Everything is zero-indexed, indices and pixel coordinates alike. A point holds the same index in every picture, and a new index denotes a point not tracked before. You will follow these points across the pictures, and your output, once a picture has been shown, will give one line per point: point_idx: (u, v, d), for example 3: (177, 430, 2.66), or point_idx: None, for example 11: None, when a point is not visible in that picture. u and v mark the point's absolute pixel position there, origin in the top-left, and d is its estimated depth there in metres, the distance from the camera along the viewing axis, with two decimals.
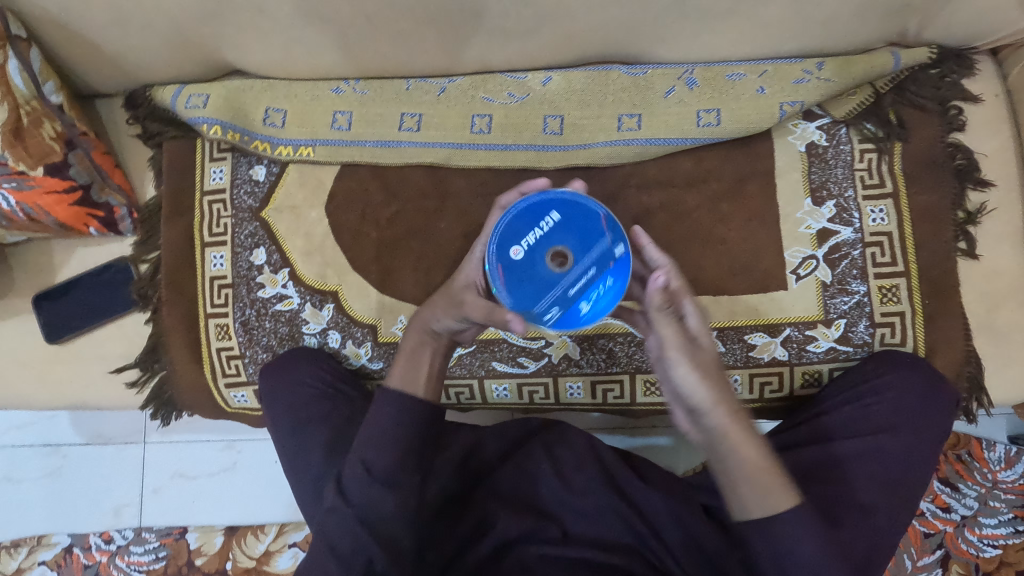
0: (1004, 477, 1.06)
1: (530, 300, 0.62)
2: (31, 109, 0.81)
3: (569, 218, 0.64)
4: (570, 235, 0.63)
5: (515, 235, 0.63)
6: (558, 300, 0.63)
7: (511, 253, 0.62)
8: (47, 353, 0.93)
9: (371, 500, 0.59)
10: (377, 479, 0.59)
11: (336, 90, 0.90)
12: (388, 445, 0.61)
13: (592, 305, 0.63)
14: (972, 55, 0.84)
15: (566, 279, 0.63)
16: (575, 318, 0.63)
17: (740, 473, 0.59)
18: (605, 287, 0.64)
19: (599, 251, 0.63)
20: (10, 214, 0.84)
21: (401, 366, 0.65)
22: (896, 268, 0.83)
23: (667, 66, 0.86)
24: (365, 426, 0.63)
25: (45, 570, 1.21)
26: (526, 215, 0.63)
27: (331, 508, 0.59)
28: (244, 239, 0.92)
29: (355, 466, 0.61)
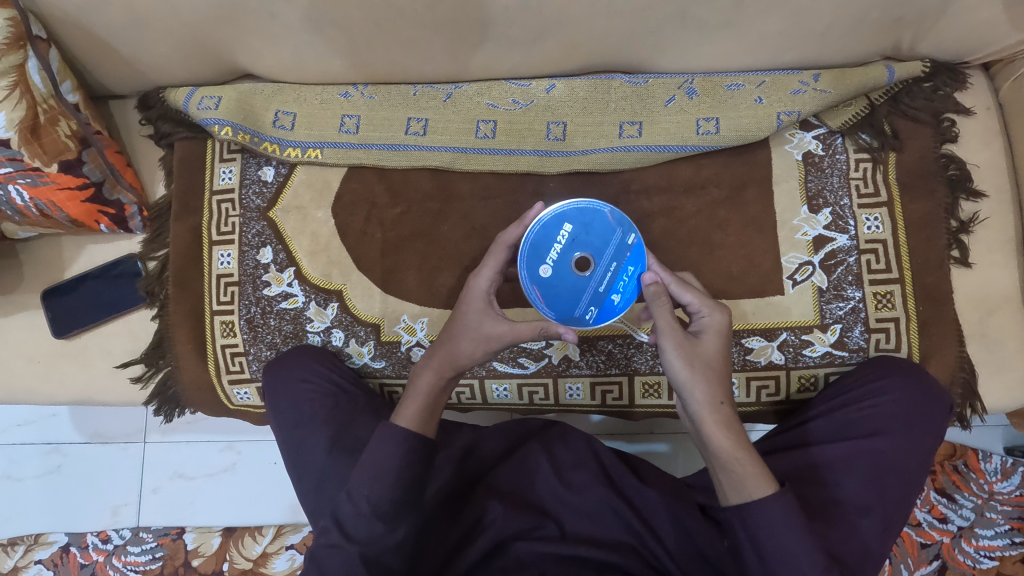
0: (1001, 488, 1.07)
1: (568, 309, 0.71)
2: (48, 107, 0.83)
3: (580, 225, 0.70)
4: (587, 239, 0.70)
5: (539, 255, 0.70)
6: (593, 299, 0.71)
7: (540, 273, 0.70)
8: (53, 349, 0.95)
9: (371, 536, 0.62)
10: (377, 517, 0.63)
11: (345, 95, 0.93)
12: (384, 482, 0.63)
13: (622, 294, 0.71)
14: (964, 69, 0.86)
15: (594, 279, 0.70)
16: (613, 310, 0.71)
17: (715, 458, 0.64)
18: (629, 275, 0.71)
19: (615, 245, 0.71)
20: (23, 209, 0.86)
21: (412, 403, 0.68)
22: (891, 275, 0.84)
23: (667, 76, 0.89)
24: (365, 462, 0.64)
25: (41, 569, 1.21)
26: (542, 234, 0.70)
27: (331, 543, 0.62)
28: (252, 238, 0.94)
29: (355, 503, 0.63)
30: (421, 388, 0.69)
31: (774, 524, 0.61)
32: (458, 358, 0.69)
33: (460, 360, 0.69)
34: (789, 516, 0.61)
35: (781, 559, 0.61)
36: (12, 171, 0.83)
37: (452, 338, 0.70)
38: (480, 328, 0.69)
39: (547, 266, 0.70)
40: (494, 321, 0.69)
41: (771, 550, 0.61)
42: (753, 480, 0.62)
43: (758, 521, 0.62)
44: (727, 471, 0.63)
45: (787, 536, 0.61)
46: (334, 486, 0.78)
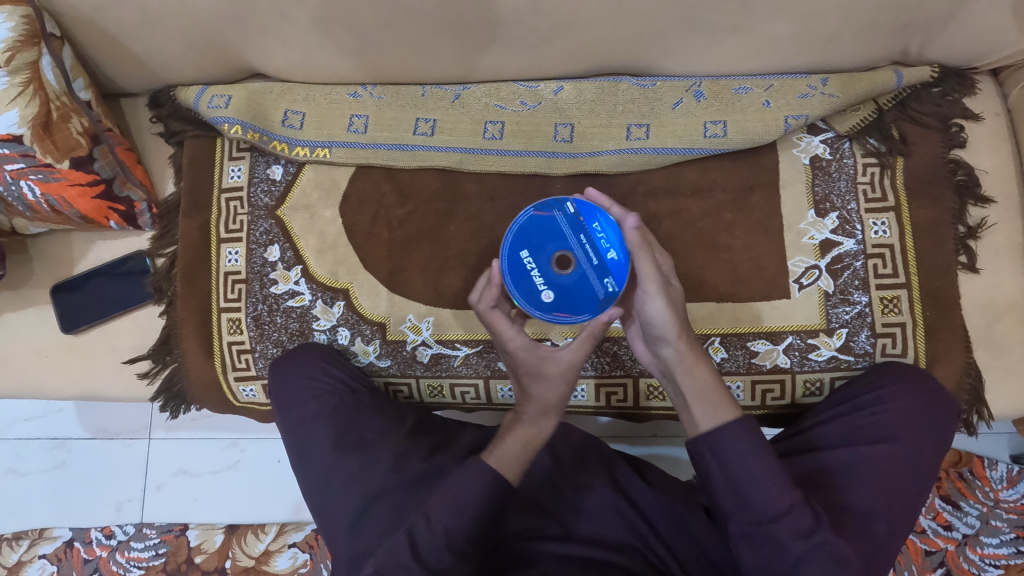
0: (1006, 496, 1.06)
1: (591, 299, 0.72)
2: (61, 104, 0.84)
3: (528, 236, 0.73)
4: (547, 240, 0.73)
5: (530, 287, 0.72)
6: (597, 273, 0.71)
7: (545, 300, 0.72)
8: (61, 344, 0.96)
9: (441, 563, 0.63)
10: (450, 548, 0.63)
11: (354, 95, 0.93)
12: (463, 516, 0.64)
13: (614, 245, 0.71)
14: (973, 74, 0.86)
15: (583, 258, 0.72)
16: (621, 265, 0.71)
17: (689, 390, 0.65)
18: (600, 229, 0.72)
19: (566, 220, 0.73)
20: (35, 205, 0.86)
21: (507, 448, 0.69)
22: (898, 280, 0.84)
23: (675, 79, 0.89)
24: (450, 490, 0.65)
25: (45, 563, 1.22)
26: (516, 274, 0.73)
27: (401, 563, 0.62)
28: (260, 236, 0.94)
29: (432, 529, 0.64)
30: (518, 437, 0.70)
31: (742, 449, 0.62)
32: (551, 404, 0.70)
33: (551, 405, 0.70)
34: (753, 438, 0.63)
35: (752, 483, 0.61)
36: (25, 167, 0.83)
37: (528, 393, 0.71)
38: (550, 370, 0.69)
39: (545, 290, 0.72)
40: (549, 353, 0.70)
41: (740, 473, 0.62)
42: (722, 406, 0.64)
43: (725, 446, 0.63)
44: (701, 401, 0.65)
45: (754, 460, 0.62)
46: (338, 484, 0.79)
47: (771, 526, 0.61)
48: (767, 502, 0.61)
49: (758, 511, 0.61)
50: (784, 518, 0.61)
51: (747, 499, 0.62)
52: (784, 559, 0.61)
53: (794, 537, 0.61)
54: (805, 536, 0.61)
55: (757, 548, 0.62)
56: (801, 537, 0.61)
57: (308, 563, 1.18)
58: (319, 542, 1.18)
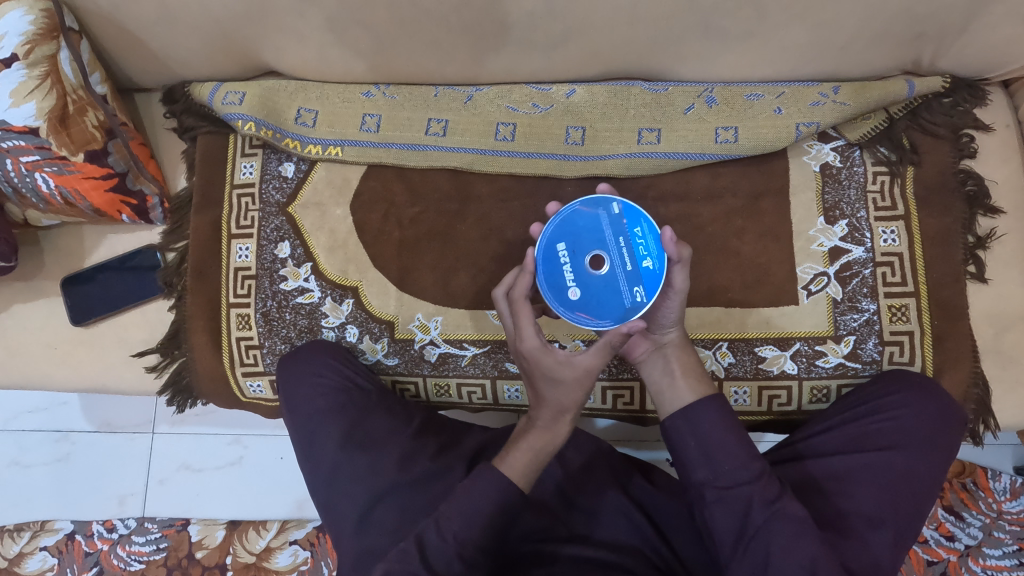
0: (1009, 508, 1.06)
1: (618, 305, 0.69)
2: (78, 97, 0.84)
3: (570, 229, 0.70)
4: (586, 237, 0.70)
5: (560, 283, 0.70)
6: (629, 280, 0.69)
7: (570, 298, 0.70)
8: (70, 336, 0.96)
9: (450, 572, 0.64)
10: (460, 558, 0.65)
11: (367, 94, 0.94)
12: (473, 523, 0.66)
13: (653, 253, 0.69)
14: (984, 85, 0.86)
15: (620, 261, 0.69)
16: (655, 275, 0.68)
17: (677, 366, 0.73)
18: (641, 236, 0.69)
19: (611, 220, 0.70)
20: (49, 196, 0.86)
21: (521, 455, 0.70)
22: (906, 288, 0.84)
23: (688, 84, 0.90)
24: (461, 499, 0.67)
25: (46, 555, 1.22)
26: (549, 267, 0.70)
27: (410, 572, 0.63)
28: (270, 232, 0.95)
29: (444, 538, 0.65)
30: (530, 442, 0.71)
31: (716, 422, 0.68)
32: (567, 408, 0.71)
33: (566, 407, 0.71)
34: (724, 415, 0.68)
35: (721, 452, 0.66)
36: (40, 159, 0.84)
37: (544, 398, 0.71)
38: (569, 377, 0.69)
39: (574, 287, 0.69)
40: (567, 360, 0.69)
41: (712, 444, 0.67)
42: (704, 383, 0.72)
43: (699, 420, 0.68)
44: (687, 377, 0.72)
45: (725, 433, 0.67)
46: (345, 482, 0.79)
47: (739, 492, 0.65)
48: (734, 469, 0.66)
49: (725, 476, 0.66)
50: (750, 485, 0.65)
51: (719, 468, 0.66)
52: (749, 524, 0.64)
53: (760, 504, 0.64)
54: (768, 503, 0.64)
55: (728, 516, 0.65)
56: (765, 505, 0.64)
57: (309, 561, 1.17)
58: (320, 540, 1.19)
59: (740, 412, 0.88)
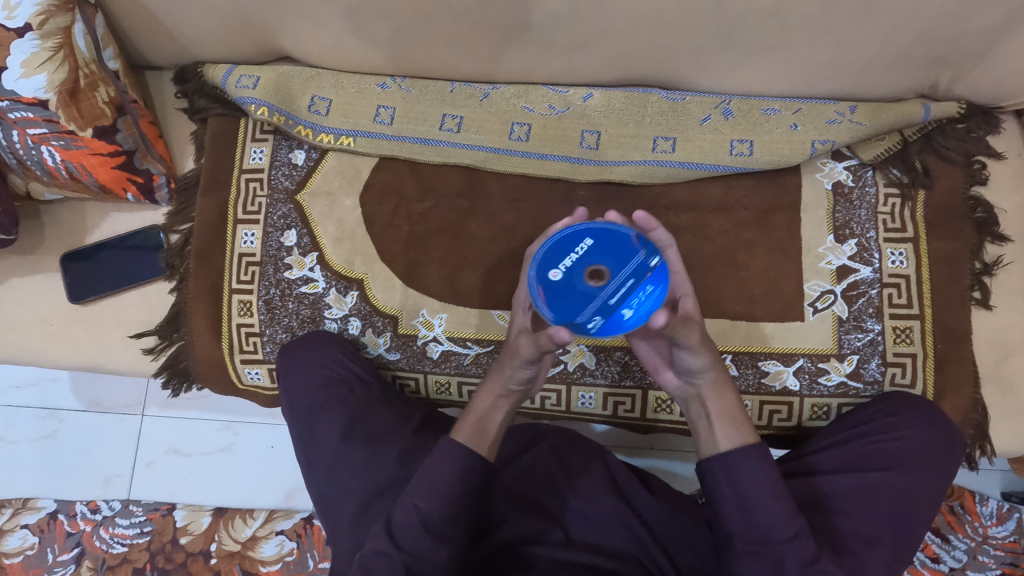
0: (995, 532, 1.07)
1: (569, 314, 0.63)
2: (90, 72, 0.82)
3: (604, 238, 0.64)
4: (607, 254, 0.64)
5: (557, 257, 0.64)
6: (600, 309, 0.63)
7: (550, 276, 0.64)
8: (66, 312, 0.94)
9: (421, 550, 0.64)
10: (427, 531, 0.64)
11: (382, 86, 0.93)
12: (438, 496, 0.65)
13: (638, 315, 0.64)
14: (999, 113, 0.87)
15: (611, 292, 0.63)
16: (619, 324, 0.63)
17: (715, 411, 0.69)
18: (644, 293, 0.64)
19: (638, 261, 0.64)
20: (53, 170, 0.86)
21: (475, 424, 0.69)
22: (911, 310, 0.85)
23: (705, 95, 0.90)
24: (421, 473, 0.66)
25: (27, 533, 1.20)
26: (561, 241, 0.65)
27: (379, 550, 0.64)
28: (277, 220, 0.94)
29: (406, 512, 0.65)
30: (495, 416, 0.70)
31: (756, 473, 0.66)
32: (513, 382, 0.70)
33: (508, 380, 0.70)
34: (765, 465, 0.66)
35: (759, 504, 0.65)
36: (47, 132, 0.82)
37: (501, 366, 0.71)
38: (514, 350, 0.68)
39: (559, 271, 0.64)
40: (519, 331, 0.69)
41: (749, 496, 0.65)
42: (744, 429, 0.68)
43: (738, 470, 0.66)
44: (725, 423, 0.68)
45: (764, 485, 0.65)
46: (343, 475, 0.79)
47: (774, 549, 0.65)
48: (773, 526, 0.65)
49: (762, 532, 0.65)
50: (787, 544, 0.64)
51: (754, 521, 0.65)
52: None
53: (796, 562, 0.64)
54: (805, 563, 0.64)
55: (760, 568, 0.65)
56: (801, 563, 0.64)
57: (294, 552, 1.17)
58: (308, 531, 1.18)
59: None
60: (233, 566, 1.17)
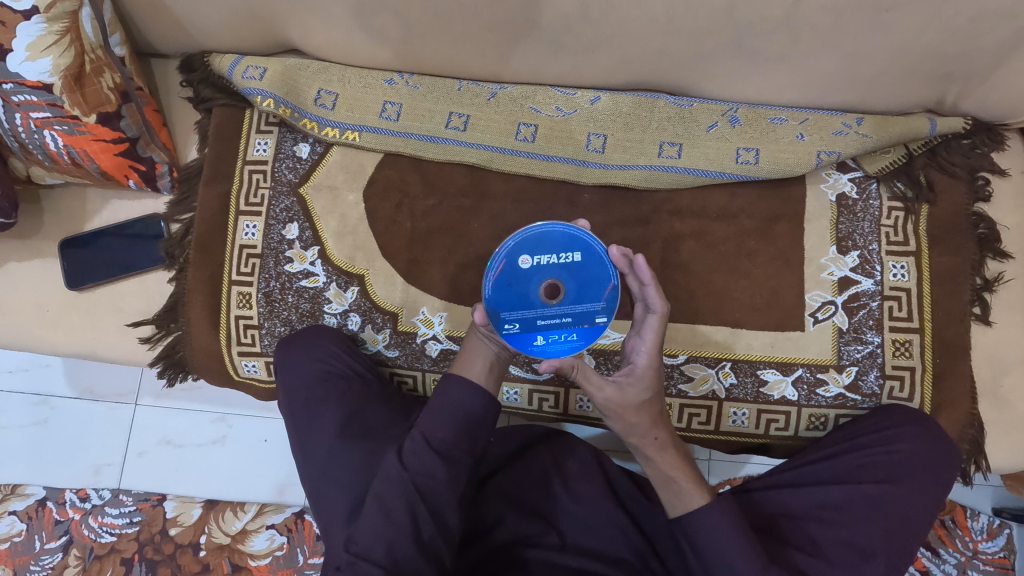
0: (985, 548, 1.08)
1: (504, 301, 0.66)
2: (95, 57, 0.81)
3: (588, 265, 0.67)
4: (571, 285, 0.67)
5: (542, 249, 0.66)
6: (525, 320, 0.67)
7: (523, 261, 0.66)
8: (63, 299, 0.94)
9: (426, 468, 0.66)
10: (436, 453, 0.67)
11: (389, 82, 0.93)
12: (446, 423, 0.68)
13: (543, 349, 0.67)
14: (1004, 130, 0.87)
15: (545, 315, 0.66)
16: (525, 343, 0.67)
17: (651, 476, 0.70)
18: (566, 338, 0.67)
19: (589, 307, 0.67)
20: (55, 155, 0.85)
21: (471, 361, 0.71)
22: (911, 324, 0.85)
23: (713, 102, 0.90)
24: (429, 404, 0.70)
25: (14, 520, 1.19)
26: (557, 237, 0.66)
27: (389, 474, 0.66)
28: (280, 212, 0.94)
29: (415, 438, 0.68)
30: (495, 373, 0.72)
31: (717, 530, 0.67)
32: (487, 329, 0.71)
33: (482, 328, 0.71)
34: (722, 520, 0.67)
35: (721, 562, 0.67)
36: (51, 117, 0.82)
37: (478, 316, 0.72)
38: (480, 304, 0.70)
39: (529, 263, 0.66)
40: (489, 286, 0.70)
41: (710, 554, 0.68)
42: (688, 494, 0.69)
43: (693, 531, 0.68)
44: (664, 488, 0.70)
45: (719, 541, 0.67)
46: (340, 468, 0.78)
47: None
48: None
49: None
50: None
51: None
52: None
53: None
54: None
55: None
56: None
57: (284, 547, 1.16)
58: (298, 526, 1.17)
59: (737, 433, 0.88)
60: (222, 560, 1.16)
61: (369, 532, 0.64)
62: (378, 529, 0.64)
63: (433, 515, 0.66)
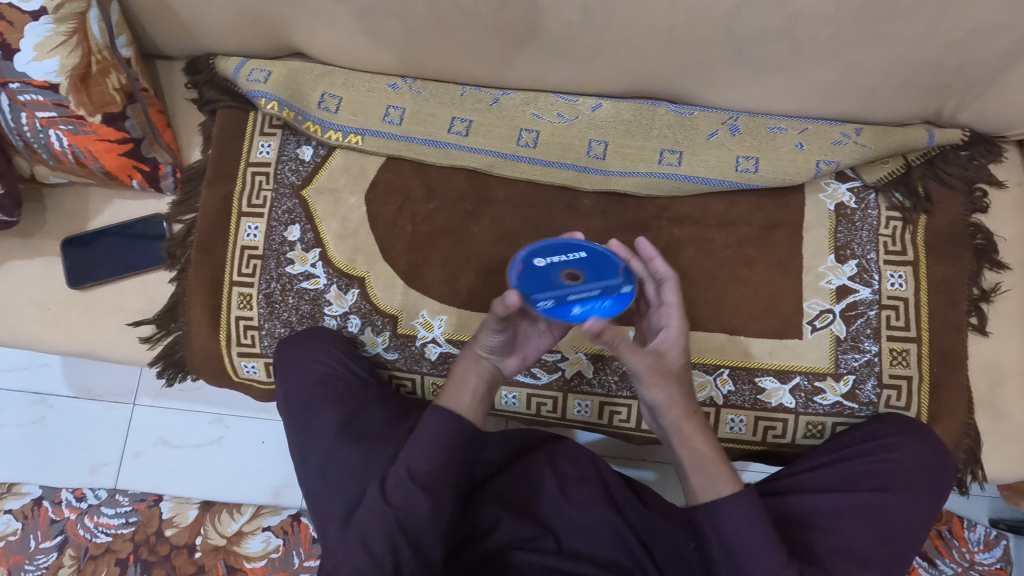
0: (981, 559, 1.08)
1: (532, 290, 0.66)
2: (102, 58, 0.82)
3: (597, 255, 0.70)
4: (588, 268, 0.68)
5: (550, 251, 0.69)
6: (558, 297, 0.66)
7: (535, 261, 0.68)
8: (63, 297, 0.94)
9: (409, 503, 0.66)
10: (418, 487, 0.67)
11: (392, 86, 0.94)
12: (429, 457, 0.68)
13: (583, 318, 0.67)
14: (1001, 143, 0.88)
15: (576, 289, 0.66)
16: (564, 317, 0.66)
17: (688, 462, 0.68)
18: (602, 306, 0.67)
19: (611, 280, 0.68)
20: (60, 154, 0.86)
21: (459, 390, 0.71)
22: (908, 333, 0.85)
23: (713, 110, 0.90)
24: (413, 436, 0.69)
25: (9, 519, 1.19)
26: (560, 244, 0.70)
27: (372, 506, 0.67)
28: (282, 214, 0.94)
29: (399, 472, 0.68)
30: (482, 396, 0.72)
31: (739, 519, 0.65)
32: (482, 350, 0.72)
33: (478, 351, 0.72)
34: (752, 511, 0.65)
35: (747, 552, 0.64)
36: (56, 116, 0.83)
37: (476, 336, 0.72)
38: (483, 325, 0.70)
39: (543, 260, 0.68)
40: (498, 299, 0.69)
41: (737, 545, 0.65)
42: (721, 479, 0.66)
43: (722, 519, 0.65)
44: (701, 474, 0.67)
45: (750, 529, 0.64)
46: (336, 473, 0.79)
47: None
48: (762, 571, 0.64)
49: None
50: None
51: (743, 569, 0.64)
52: None
53: None
54: None
55: None
56: None
57: (280, 549, 1.16)
58: (294, 528, 1.17)
59: (734, 440, 0.88)
60: (217, 561, 1.16)
61: (349, 564, 0.64)
62: (358, 562, 0.64)
63: (414, 549, 0.65)
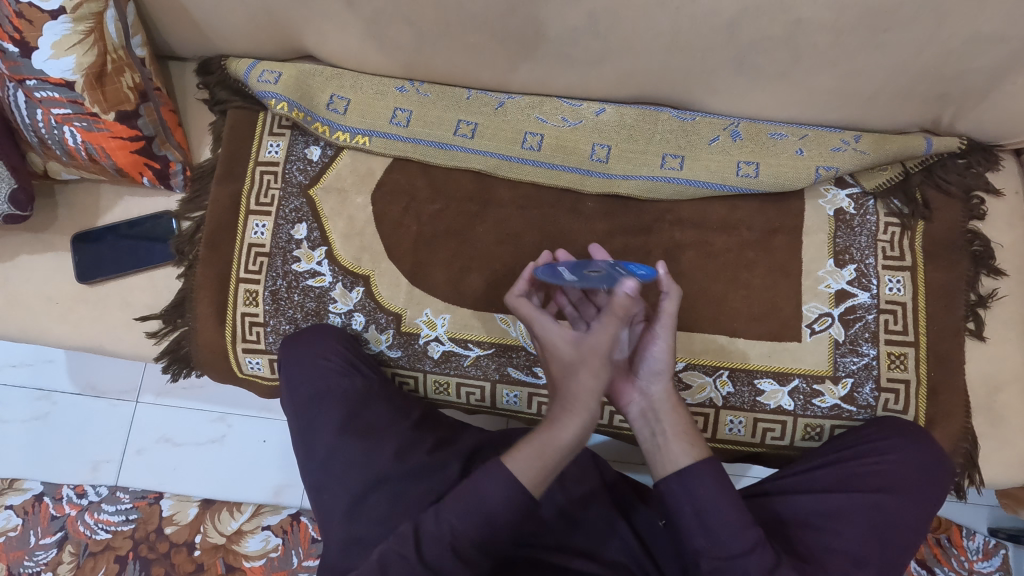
0: (980, 567, 1.08)
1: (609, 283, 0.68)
2: (117, 57, 0.83)
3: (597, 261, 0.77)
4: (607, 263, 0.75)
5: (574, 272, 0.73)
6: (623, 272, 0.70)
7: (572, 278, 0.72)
8: (72, 292, 0.95)
9: (440, 564, 0.64)
10: (452, 548, 0.64)
11: (400, 89, 0.95)
12: (471, 519, 0.64)
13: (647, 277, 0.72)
14: (998, 151, 0.90)
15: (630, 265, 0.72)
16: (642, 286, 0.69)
17: (670, 428, 0.69)
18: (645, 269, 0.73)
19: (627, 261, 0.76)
20: (73, 151, 0.87)
21: (529, 449, 0.65)
22: (906, 337, 0.86)
23: (714, 116, 0.92)
24: (462, 489, 0.66)
25: (11, 514, 1.20)
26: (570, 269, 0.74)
27: (400, 552, 0.64)
28: (289, 212, 0.96)
29: (439, 525, 0.64)
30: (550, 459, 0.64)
31: (710, 489, 0.66)
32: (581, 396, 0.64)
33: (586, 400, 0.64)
34: (721, 480, 0.67)
35: (718, 517, 0.66)
36: (71, 114, 0.84)
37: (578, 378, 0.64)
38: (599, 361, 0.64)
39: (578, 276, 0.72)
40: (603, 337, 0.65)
41: (709, 512, 0.66)
42: (698, 445, 0.69)
43: (696, 487, 0.67)
44: (681, 440, 0.69)
45: (722, 500, 0.66)
46: (338, 467, 0.80)
47: (737, 563, 0.65)
48: (733, 540, 0.65)
49: (722, 546, 0.66)
50: (745, 556, 0.65)
51: (718, 538, 0.66)
52: None
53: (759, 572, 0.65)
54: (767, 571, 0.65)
55: None
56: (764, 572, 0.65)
57: (279, 548, 1.16)
58: (294, 528, 1.17)
59: (733, 441, 0.89)
60: (216, 560, 1.16)
61: None
62: None
63: None
